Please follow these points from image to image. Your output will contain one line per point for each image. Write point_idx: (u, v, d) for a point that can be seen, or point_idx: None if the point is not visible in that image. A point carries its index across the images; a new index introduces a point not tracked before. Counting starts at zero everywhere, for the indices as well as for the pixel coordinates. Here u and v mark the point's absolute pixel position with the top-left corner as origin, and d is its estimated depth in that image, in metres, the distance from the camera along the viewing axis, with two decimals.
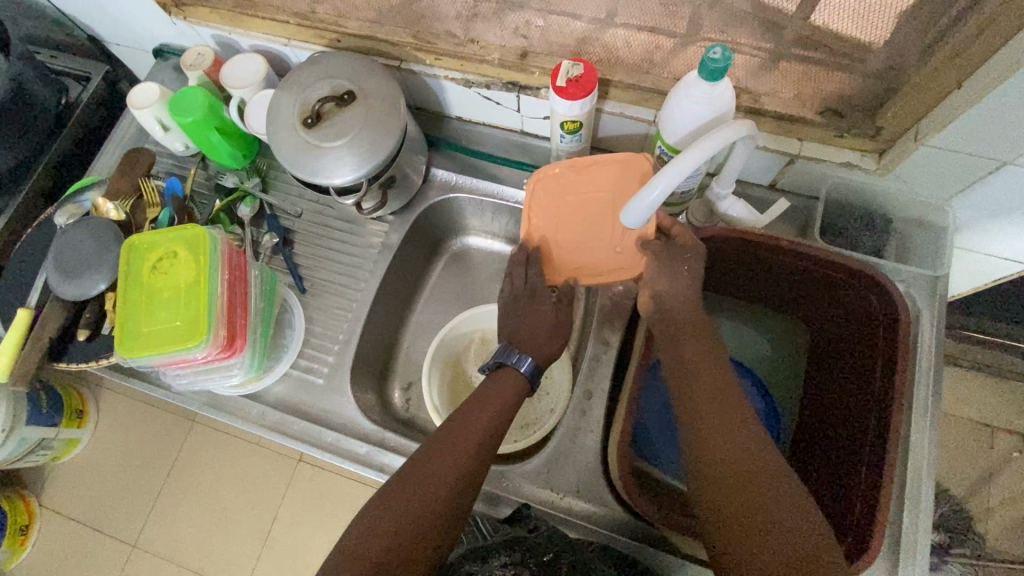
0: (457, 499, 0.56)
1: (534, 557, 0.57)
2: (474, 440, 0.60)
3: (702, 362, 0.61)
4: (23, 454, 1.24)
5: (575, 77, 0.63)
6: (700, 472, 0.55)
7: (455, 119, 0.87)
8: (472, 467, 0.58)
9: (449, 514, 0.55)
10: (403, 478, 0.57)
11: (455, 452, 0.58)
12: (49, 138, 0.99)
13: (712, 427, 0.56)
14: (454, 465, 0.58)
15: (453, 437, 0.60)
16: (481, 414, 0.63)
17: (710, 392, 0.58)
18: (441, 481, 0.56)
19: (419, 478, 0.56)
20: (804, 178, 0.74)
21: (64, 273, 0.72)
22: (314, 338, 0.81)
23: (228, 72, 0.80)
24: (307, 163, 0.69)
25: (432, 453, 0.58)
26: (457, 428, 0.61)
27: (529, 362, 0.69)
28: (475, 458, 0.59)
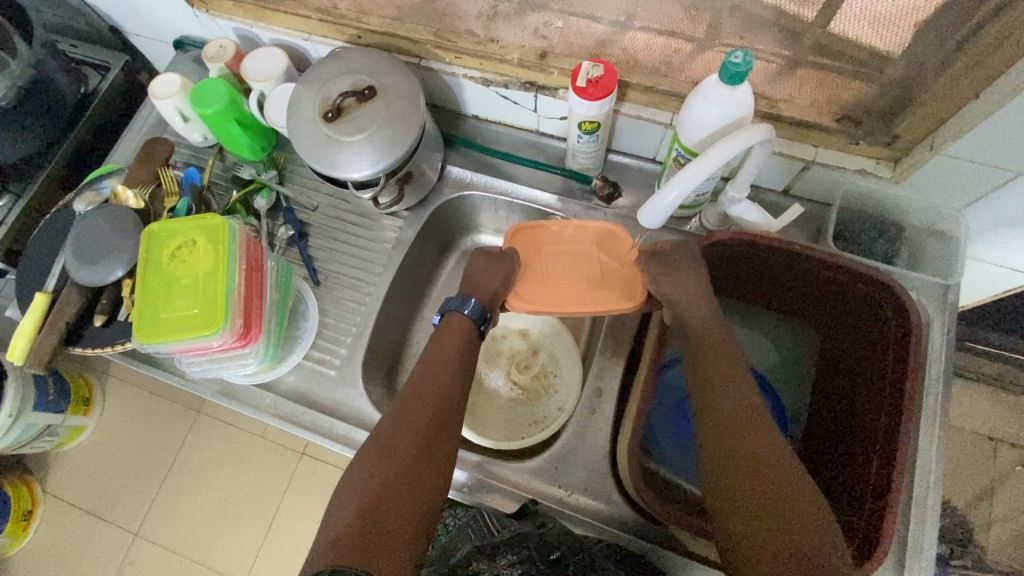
0: (420, 470, 0.57)
1: (542, 556, 0.58)
2: (427, 413, 0.61)
3: (727, 371, 0.61)
4: (28, 439, 1.25)
5: (595, 78, 0.64)
6: (723, 472, 0.56)
7: (471, 117, 0.88)
8: (430, 440, 0.60)
9: (419, 486, 0.56)
10: (364, 460, 0.58)
11: (404, 438, 0.59)
12: (68, 125, 1.00)
13: (730, 427, 0.57)
14: (411, 441, 0.59)
15: (409, 415, 0.61)
16: (427, 386, 0.64)
17: (741, 398, 0.59)
18: (401, 462, 0.57)
19: (378, 458, 0.57)
20: (818, 184, 0.75)
21: (84, 257, 0.73)
22: (328, 330, 0.81)
23: (250, 65, 0.81)
24: (327, 156, 0.70)
25: (384, 436, 0.59)
26: (405, 414, 0.61)
27: (474, 305, 0.71)
28: (430, 428, 0.60)
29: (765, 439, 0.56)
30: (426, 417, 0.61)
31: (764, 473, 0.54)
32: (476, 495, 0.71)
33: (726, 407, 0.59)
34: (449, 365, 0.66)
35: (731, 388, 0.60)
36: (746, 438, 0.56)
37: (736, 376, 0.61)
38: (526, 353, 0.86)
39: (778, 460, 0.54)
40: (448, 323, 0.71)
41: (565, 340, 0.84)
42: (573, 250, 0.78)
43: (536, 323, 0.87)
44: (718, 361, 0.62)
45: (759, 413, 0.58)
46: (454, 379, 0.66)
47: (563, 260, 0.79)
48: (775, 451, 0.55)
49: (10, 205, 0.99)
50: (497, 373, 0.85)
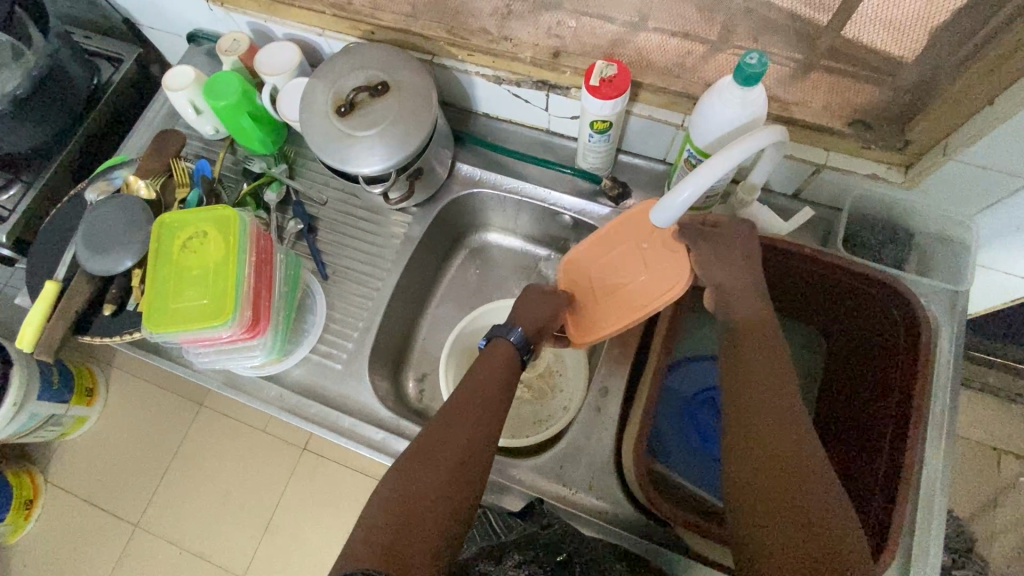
0: (460, 485, 0.56)
1: (550, 556, 0.58)
2: (471, 426, 0.60)
3: (747, 369, 0.60)
4: (31, 429, 1.26)
5: (609, 77, 0.64)
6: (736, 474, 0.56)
7: (482, 115, 0.88)
8: (472, 455, 0.58)
9: (456, 501, 0.55)
10: (404, 469, 0.57)
11: (443, 450, 0.58)
12: (80, 115, 1.00)
13: (756, 422, 0.56)
14: (452, 456, 0.57)
15: (454, 428, 0.60)
16: (474, 402, 0.63)
17: (758, 396, 0.58)
18: (444, 474, 0.56)
19: (418, 469, 0.56)
20: (828, 188, 0.75)
21: (96, 247, 0.73)
22: (335, 324, 0.81)
23: (263, 59, 0.81)
24: (339, 150, 0.70)
25: (425, 446, 0.58)
26: (449, 426, 0.60)
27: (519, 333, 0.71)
28: (476, 444, 0.59)
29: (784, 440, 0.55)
30: (468, 432, 0.60)
31: (786, 474, 0.52)
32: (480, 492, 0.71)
33: (742, 407, 0.58)
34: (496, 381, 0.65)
35: (749, 389, 0.59)
36: (760, 440, 0.55)
37: (768, 369, 0.59)
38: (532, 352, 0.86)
39: (805, 456, 0.53)
40: (493, 346, 0.70)
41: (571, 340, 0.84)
42: (614, 258, 0.75)
43: None
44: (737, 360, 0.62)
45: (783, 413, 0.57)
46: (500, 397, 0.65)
47: (608, 272, 0.76)
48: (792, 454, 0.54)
49: (20, 195, 0.99)
50: None
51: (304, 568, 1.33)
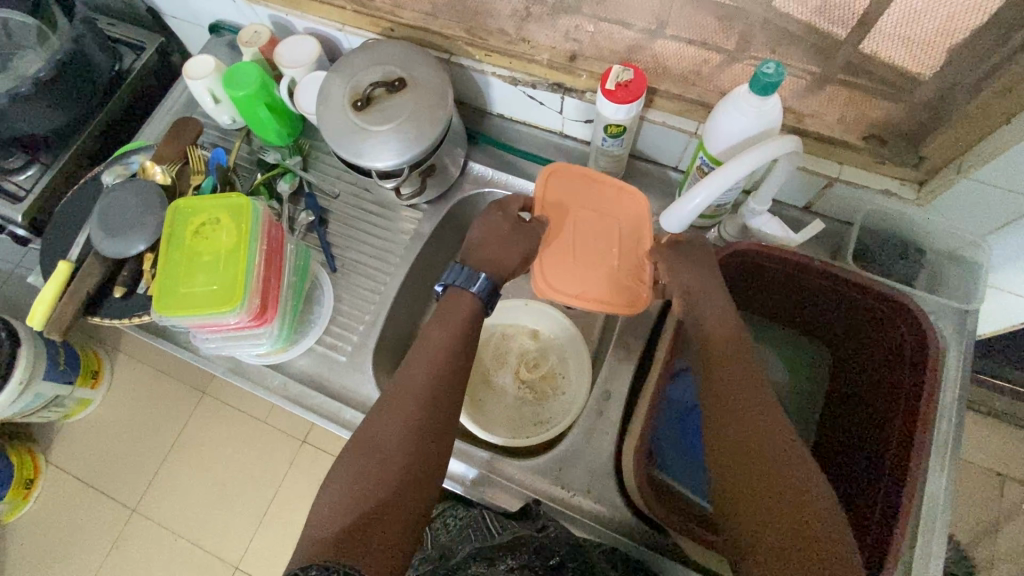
0: (412, 477, 0.57)
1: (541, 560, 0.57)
2: (414, 411, 0.61)
3: (747, 382, 0.60)
4: (37, 409, 1.32)
5: (625, 81, 0.64)
6: (727, 487, 0.56)
7: (496, 116, 0.89)
8: (414, 442, 0.59)
9: (409, 495, 0.56)
10: (351, 465, 0.58)
11: (385, 440, 0.59)
12: (100, 101, 1.02)
13: (738, 431, 0.57)
14: (397, 444, 0.58)
15: (393, 414, 0.61)
16: (419, 386, 0.63)
17: (755, 411, 0.58)
18: (389, 463, 0.57)
19: (369, 464, 0.57)
20: (840, 203, 0.75)
21: (109, 229, 0.74)
22: (341, 317, 0.82)
23: (284, 52, 0.82)
24: (353, 144, 0.71)
25: (371, 436, 0.60)
26: (390, 414, 0.61)
27: (483, 283, 0.71)
28: (426, 432, 0.60)
29: (776, 449, 0.55)
30: (410, 419, 0.60)
31: (778, 482, 0.53)
32: (474, 489, 0.72)
33: (737, 419, 0.58)
34: (448, 363, 0.65)
35: (747, 403, 0.58)
36: (755, 453, 0.55)
37: (761, 381, 0.60)
38: (536, 353, 0.86)
39: (801, 468, 0.54)
40: (456, 298, 0.71)
41: (575, 343, 0.84)
42: (599, 228, 0.79)
43: (548, 325, 0.86)
44: (730, 374, 0.61)
45: (777, 427, 0.57)
46: (450, 379, 0.65)
47: (584, 223, 0.79)
48: (785, 467, 0.54)
49: (38, 176, 1.01)
50: (505, 371, 0.85)
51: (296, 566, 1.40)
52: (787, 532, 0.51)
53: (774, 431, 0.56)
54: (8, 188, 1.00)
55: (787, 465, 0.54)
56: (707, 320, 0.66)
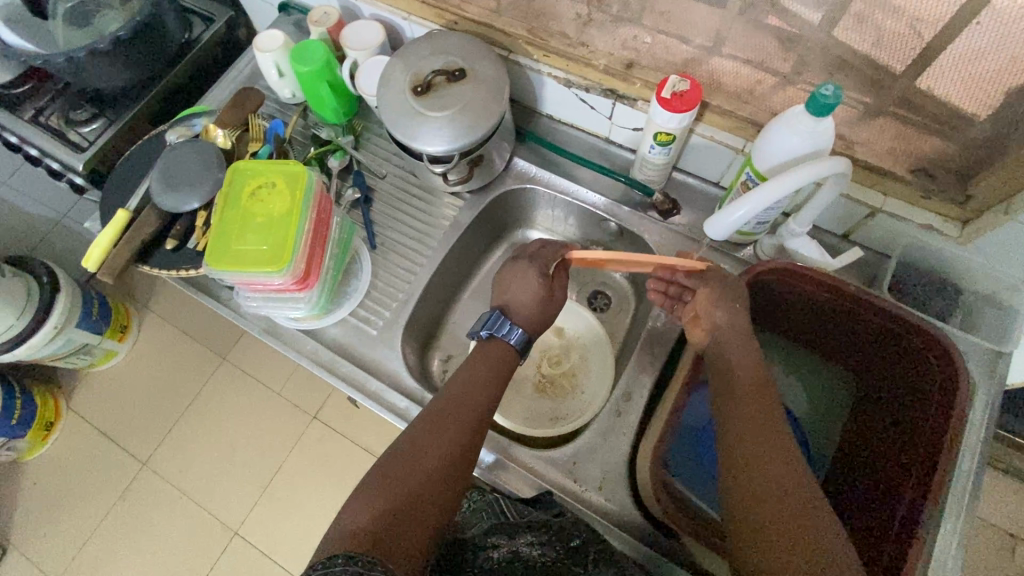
0: (441, 493, 0.58)
1: (563, 541, 0.60)
2: (456, 433, 0.63)
3: (764, 407, 0.62)
4: (66, 353, 1.47)
5: (681, 91, 0.65)
6: (736, 500, 0.57)
7: (546, 116, 0.91)
8: (452, 462, 0.61)
9: (440, 501, 0.58)
10: (389, 466, 0.60)
11: (426, 450, 0.61)
12: (169, 65, 1.07)
13: (752, 453, 0.58)
14: (437, 460, 0.60)
15: (439, 431, 0.63)
16: (459, 404, 0.66)
17: (768, 433, 0.59)
18: (427, 475, 0.59)
19: (404, 465, 0.59)
20: (881, 233, 0.76)
21: (170, 185, 0.78)
22: (377, 291, 0.84)
23: (350, 34, 0.86)
24: (410, 127, 0.74)
25: (412, 445, 0.62)
26: (434, 431, 0.63)
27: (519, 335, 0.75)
28: (461, 450, 0.62)
29: (787, 472, 0.56)
30: (453, 440, 0.63)
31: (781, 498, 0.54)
32: (488, 471, 0.72)
33: (750, 437, 0.59)
34: (485, 392, 0.68)
35: (764, 429, 0.60)
36: (764, 473, 0.56)
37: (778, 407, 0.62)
38: (559, 350, 0.86)
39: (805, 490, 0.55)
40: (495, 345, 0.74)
41: (599, 344, 0.85)
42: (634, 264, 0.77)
43: (573, 324, 0.87)
44: (747, 396, 0.63)
45: (790, 449, 0.58)
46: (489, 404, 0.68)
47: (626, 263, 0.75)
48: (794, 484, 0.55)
49: (102, 130, 1.06)
50: (528, 363, 0.86)
51: (292, 538, 1.49)
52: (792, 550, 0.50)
53: (784, 452, 0.58)
54: (74, 139, 1.06)
55: (794, 485, 0.55)
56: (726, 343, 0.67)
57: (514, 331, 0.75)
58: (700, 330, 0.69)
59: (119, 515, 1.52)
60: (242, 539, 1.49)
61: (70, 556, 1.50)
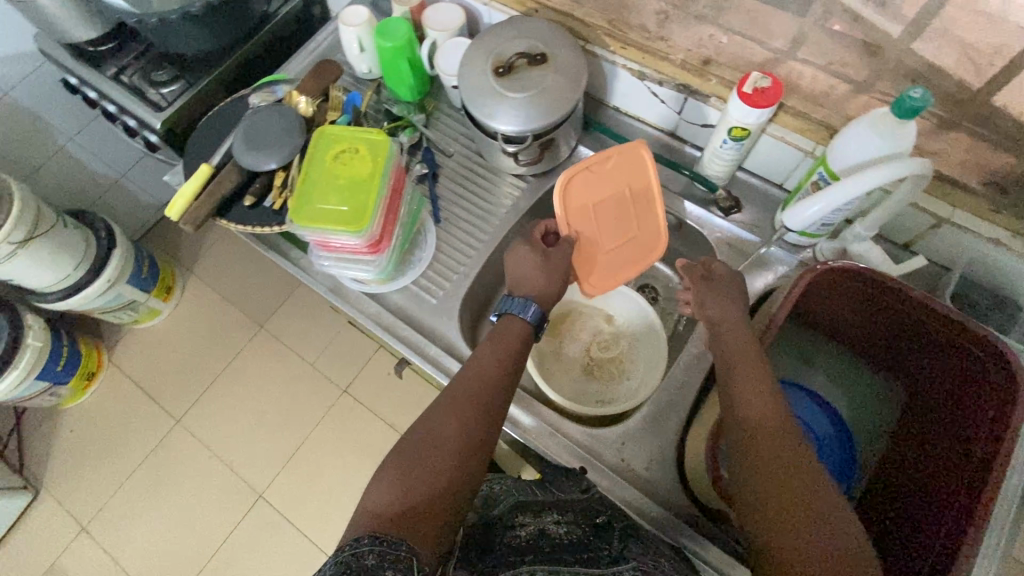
0: (459, 474, 0.59)
1: (587, 520, 0.62)
2: (471, 413, 0.64)
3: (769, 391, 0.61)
4: (114, 308, 1.53)
5: (762, 87, 0.67)
6: (745, 485, 0.56)
7: (612, 108, 0.92)
8: (468, 441, 0.61)
9: (461, 482, 0.59)
10: (407, 451, 0.60)
11: (440, 434, 0.61)
12: (248, 34, 1.11)
13: (761, 439, 0.57)
14: (453, 444, 0.61)
15: (452, 413, 0.63)
16: (475, 386, 0.66)
17: (790, 452, 0.56)
18: (445, 455, 0.60)
19: (421, 448, 0.60)
20: (943, 246, 0.76)
21: (252, 145, 0.81)
22: (439, 263, 0.86)
23: (431, 15, 0.89)
24: (489, 106, 0.76)
25: (428, 427, 0.63)
26: (447, 414, 0.63)
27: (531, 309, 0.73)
28: (476, 429, 0.63)
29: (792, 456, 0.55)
30: (466, 422, 0.63)
31: (790, 482, 0.53)
32: (540, 442, 0.75)
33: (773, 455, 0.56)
34: (494, 371, 0.68)
35: (772, 415, 0.59)
36: (770, 458, 0.56)
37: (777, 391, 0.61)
38: (608, 337, 0.88)
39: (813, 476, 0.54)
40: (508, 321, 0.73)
41: (649, 333, 0.86)
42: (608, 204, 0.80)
43: (624, 312, 0.89)
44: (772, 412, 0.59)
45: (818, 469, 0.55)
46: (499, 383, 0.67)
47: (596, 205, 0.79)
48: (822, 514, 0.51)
49: (180, 92, 1.10)
50: (577, 346, 0.88)
51: (315, 506, 1.52)
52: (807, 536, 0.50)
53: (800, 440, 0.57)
54: (153, 99, 1.10)
55: (804, 470, 0.54)
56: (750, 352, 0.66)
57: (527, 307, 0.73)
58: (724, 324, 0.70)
59: (150, 468, 1.57)
60: (266, 502, 1.53)
61: (100, 503, 1.54)
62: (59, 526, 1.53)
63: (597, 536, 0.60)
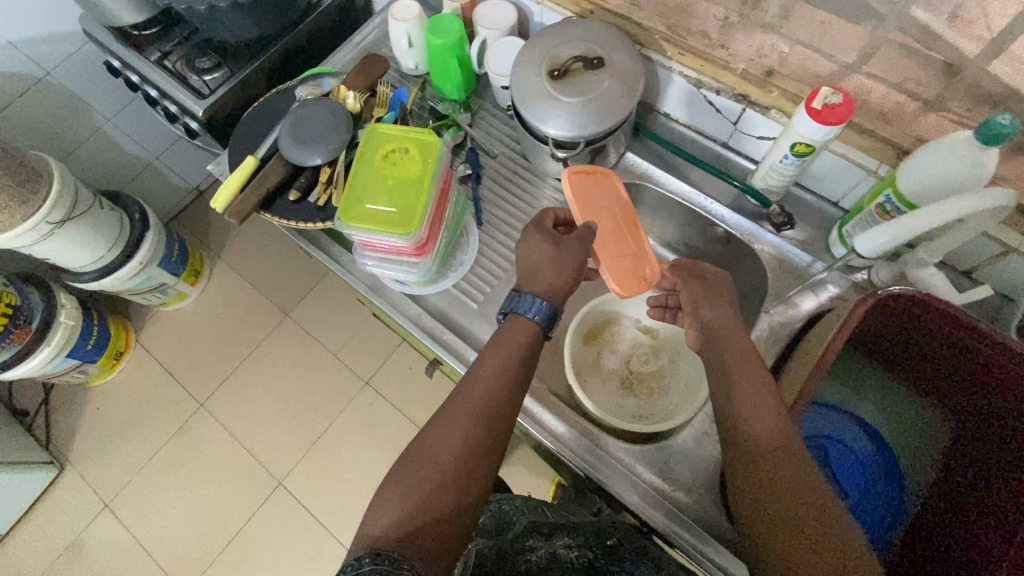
0: (461, 488, 0.58)
1: (598, 541, 0.70)
2: (470, 421, 0.62)
3: (761, 394, 0.60)
4: (143, 290, 1.54)
5: (833, 103, 0.64)
6: (750, 505, 0.55)
7: (662, 114, 0.90)
8: (468, 453, 0.60)
9: (464, 494, 0.58)
10: (406, 468, 0.59)
11: (438, 447, 0.60)
12: (293, 24, 1.10)
13: (762, 456, 0.56)
14: (450, 457, 0.59)
15: (450, 425, 0.62)
16: (470, 395, 0.64)
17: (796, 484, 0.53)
18: (444, 466, 0.59)
19: (419, 462, 0.59)
20: (1010, 276, 0.73)
21: (299, 139, 0.81)
22: (480, 267, 0.85)
23: (483, 12, 0.87)
24: (542, 110, 0.75)
25: (427, 441, 0.61)
26: (443, 426, 0.62)
27: (538, 306, 0.69)
28: (475, 439, 0.61)
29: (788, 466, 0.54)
30: (463, 432, 0.61)
31: (791, 495, 0.52)
32: (581, 459, 0.73)
33: (779, 489, 0.53)
34: (493, 378, 0.65)
35: (768, 424, 0.58)
36: (770, 474, 0.55)
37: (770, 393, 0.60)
38: (648, 350, 0.87)
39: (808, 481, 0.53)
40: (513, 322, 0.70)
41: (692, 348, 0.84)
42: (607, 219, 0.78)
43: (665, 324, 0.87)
44: (775, 444, 0.57)
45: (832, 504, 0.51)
46: (504, 394, 0.65)
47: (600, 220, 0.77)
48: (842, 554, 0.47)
49: (223, 80, 1.10)
50: (615, 358, 0.86)
51: (333, 497, 1.53)
52: (812, 549, 0.49)
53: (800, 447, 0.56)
54: (196, 85, 1.10)
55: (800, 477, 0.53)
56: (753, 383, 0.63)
57: (532, 304, 0.69)
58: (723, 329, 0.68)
59: (173, 449, 1.59)
60: (285, 489, 1.54)
61: (124, 481, 1.57)
62: (83, 501, 1.55)
63: (607, 555, 0.66)
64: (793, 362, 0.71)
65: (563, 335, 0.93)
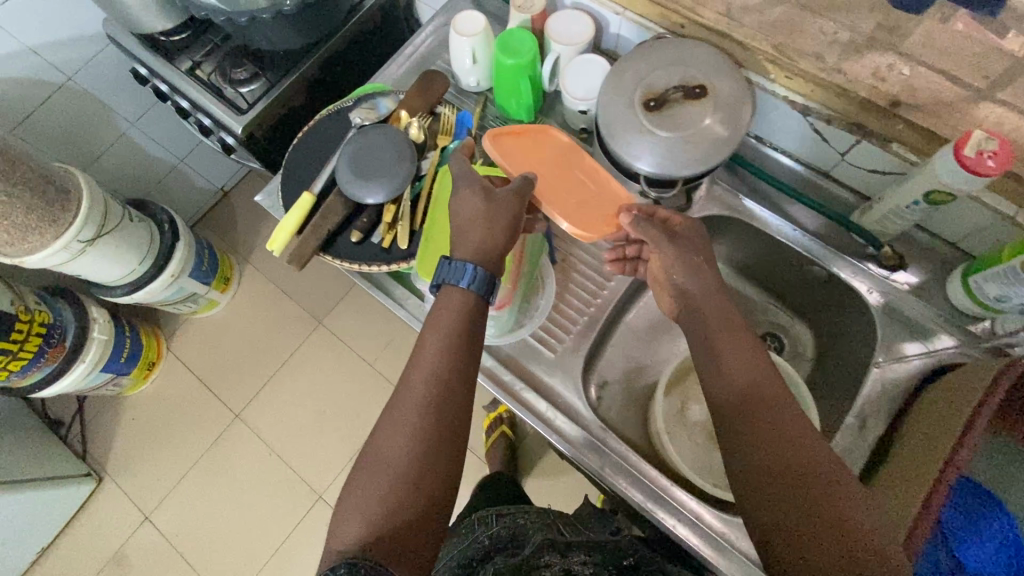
0: (416, 493, 0.52)
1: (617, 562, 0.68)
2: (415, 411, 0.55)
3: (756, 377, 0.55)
4: (175, 301, 1.50)
5: (990, 150, 0.55)
6: (762, 504, 0.49)
7: (751, 136, 0.82)
8: (422, 449, 0.54)
9: (419, 497, 0.52)
10: (359, 480, 0.53)
11: (382, 451, 0.54)
12: (334, 30, 1.01)
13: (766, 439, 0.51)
14: (398, 456, 0.53)
15: (392, 424, 0.55)
16: (413, 383, 0.57)
17: (805, 468, 0.48)
18: (393, 468, 0.52)
19: (368, 472, 0.53)
20: None
21: (360, 174, 0.74)
22: (559, 313, 0.79)
23: (556, 25, 0.78)
24: (637, 146, 0.67)
25: (373, 444, 0.55)
26: (388, 427, 0.55)
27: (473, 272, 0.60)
28: (423, 429, 0.54)
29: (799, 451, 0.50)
30: (408, 425, 0.54)
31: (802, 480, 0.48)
32: (680, 529, 0.68)
33: (777, 475, 0.49)
34: (432, 360, 0.58)
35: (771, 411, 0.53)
36: (785, 466, 0.49)
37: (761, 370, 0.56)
38: None
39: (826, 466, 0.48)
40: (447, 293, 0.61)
41: None
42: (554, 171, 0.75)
43: None
44: (750, 423, 0.53)
45: (841, 475, 0.48)
46: (451, 372, 0.58)
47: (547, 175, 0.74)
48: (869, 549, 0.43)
49: (261, 92, 1.02)
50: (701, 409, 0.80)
51: None
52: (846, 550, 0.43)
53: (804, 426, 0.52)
54: (233, 99, 1.02)
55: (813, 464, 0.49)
56: (731, 371, 0.57)
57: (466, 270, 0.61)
58: (700, 297, 0.63)
59: (210, 460, 1.57)
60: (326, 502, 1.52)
61: (164, 492, 1.55)
62: (124, 512, 1.54)
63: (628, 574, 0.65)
64: (905, 434, 0.67)
65: (639, 376, 0.87)
